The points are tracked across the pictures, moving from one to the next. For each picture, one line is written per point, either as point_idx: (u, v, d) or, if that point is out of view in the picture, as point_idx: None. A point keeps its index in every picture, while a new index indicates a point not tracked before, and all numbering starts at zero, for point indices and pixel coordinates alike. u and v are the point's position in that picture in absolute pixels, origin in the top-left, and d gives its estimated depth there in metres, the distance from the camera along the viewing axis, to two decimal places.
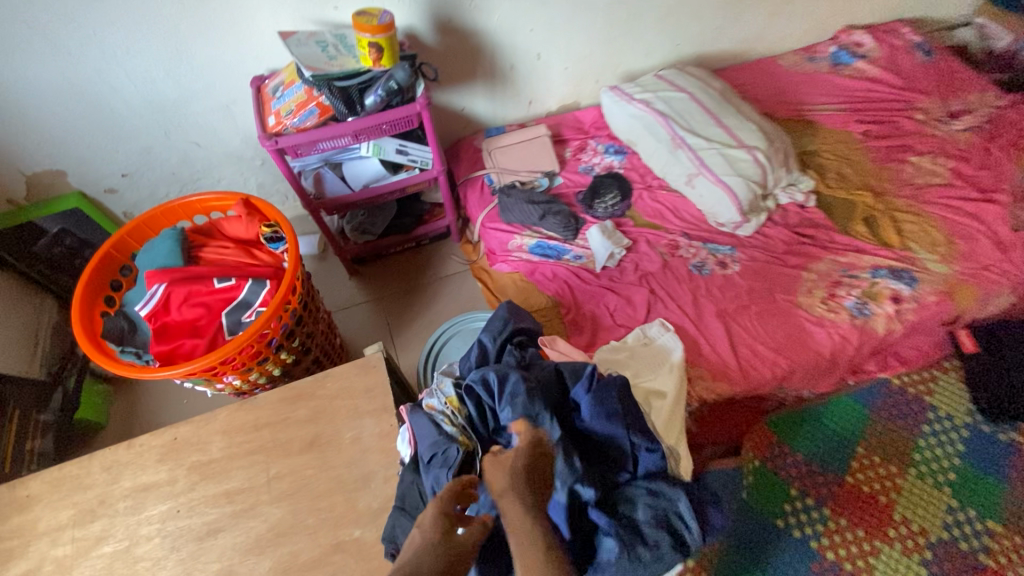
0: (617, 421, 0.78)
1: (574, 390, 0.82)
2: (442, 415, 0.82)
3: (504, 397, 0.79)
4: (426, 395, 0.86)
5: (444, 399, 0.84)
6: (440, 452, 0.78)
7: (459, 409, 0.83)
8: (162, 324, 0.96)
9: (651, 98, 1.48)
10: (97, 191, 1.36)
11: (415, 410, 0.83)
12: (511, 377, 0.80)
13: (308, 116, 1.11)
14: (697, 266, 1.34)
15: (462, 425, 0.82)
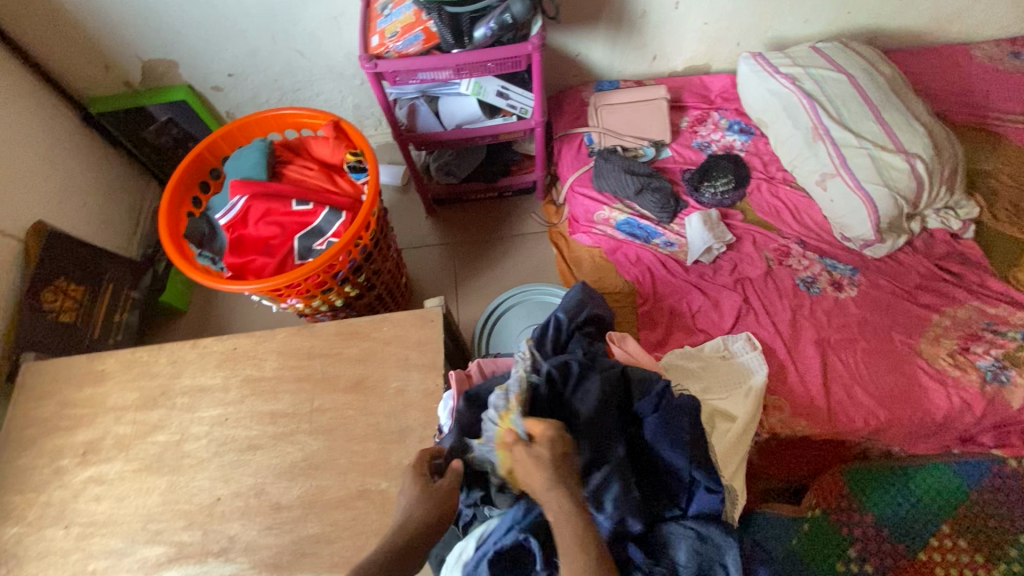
0: (680, 451, 0.72)
1: (639, 404, 0.75)
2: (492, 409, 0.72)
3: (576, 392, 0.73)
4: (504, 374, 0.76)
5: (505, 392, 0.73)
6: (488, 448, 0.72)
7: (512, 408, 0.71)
8: (238, 236, 0.96)
9: (800, 75, 1.26)
10: (204, 87, 1.37)
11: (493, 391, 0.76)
12: (590, 375, 0.74)
13: (412, 41, 1.03)
14: (806, 282, 1.17)
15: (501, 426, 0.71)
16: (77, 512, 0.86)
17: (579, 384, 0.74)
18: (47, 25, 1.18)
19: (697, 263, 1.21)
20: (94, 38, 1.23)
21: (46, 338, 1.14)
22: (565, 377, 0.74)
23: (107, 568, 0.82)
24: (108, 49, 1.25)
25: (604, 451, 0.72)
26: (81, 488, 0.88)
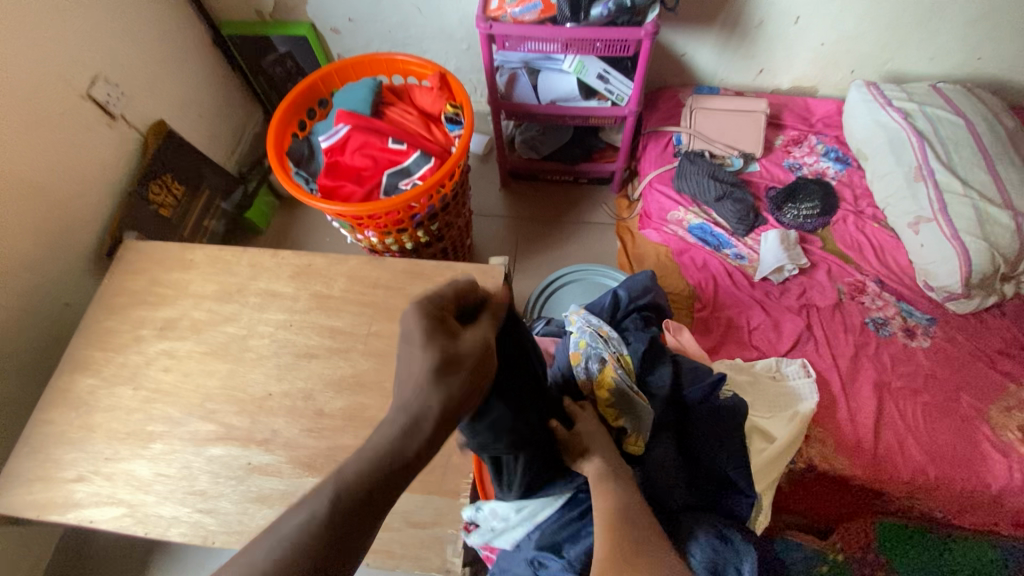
0: (728, 448, 0.74)
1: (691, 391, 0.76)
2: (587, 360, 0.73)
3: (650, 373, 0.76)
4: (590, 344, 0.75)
5: (578, 344, 0.75)
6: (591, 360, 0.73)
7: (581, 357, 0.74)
8: (334, 161, 1.02)
9: (913, 111, 1.21)
10: (325, 28, 1.45)
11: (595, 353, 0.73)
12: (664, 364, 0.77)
13: (530, 10, 1.07)
14: (876, 322, 1.12)
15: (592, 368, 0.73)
16: (146, 380, 0.94)
17: (653, 365, 0.77)
18: None
19: (765, 281, 1.18)
20: None
21: (143, 225, 1.25)
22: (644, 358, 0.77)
23: (163, 432, 0.90)
24: None
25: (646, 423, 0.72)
26: (151, 360, 0.96)
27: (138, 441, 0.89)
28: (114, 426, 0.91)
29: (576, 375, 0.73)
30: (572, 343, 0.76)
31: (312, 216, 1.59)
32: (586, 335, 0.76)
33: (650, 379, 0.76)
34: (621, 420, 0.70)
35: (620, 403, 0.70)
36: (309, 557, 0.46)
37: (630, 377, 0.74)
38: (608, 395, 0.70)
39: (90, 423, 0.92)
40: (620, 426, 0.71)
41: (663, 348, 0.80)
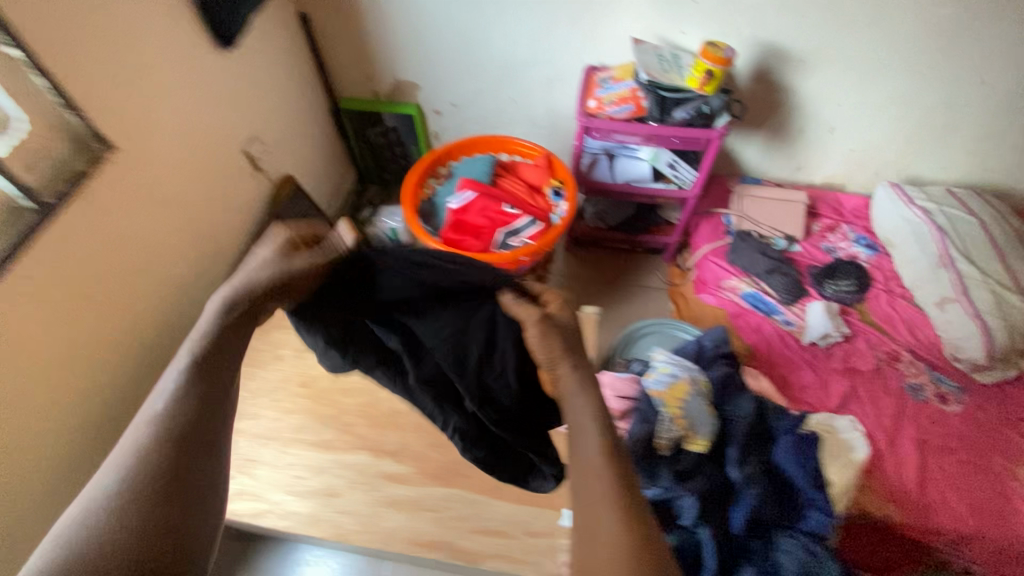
0: (809, 472, 0.83)
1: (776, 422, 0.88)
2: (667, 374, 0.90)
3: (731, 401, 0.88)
4: (672, 365, 0.92)
5: (661, 365, 0.92)
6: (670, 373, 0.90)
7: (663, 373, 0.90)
8: (457, 219, 1.22)
9: (933, 209, 1.43)
10: (428, 109, 1.71)
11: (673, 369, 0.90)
12: (745, 396, 0.89)
13: (623, 109, 1.30)
14: (912, 388, 1.28)
15: (670, 380, 0.88)
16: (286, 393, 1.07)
17: (734, 396, 0.89)
18: (344, 40, 1.56)
19: (813, 345, 1.35)
20: (370, 57, 1.59)
21: None
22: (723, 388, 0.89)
23: (299, 440, 1.01)
24: (375, 66, 1.61)
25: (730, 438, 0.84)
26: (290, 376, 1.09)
27: (279, 445, 1.00)
28: (254, 432, 1.02)
29: (651, 387, 0.90)
30: (654, 368, 0.94)
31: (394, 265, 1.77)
32: (670, 361, 0.93)
33: (731, 407, 0.88)
34: (685, 424, 0.82)
35: (687, 411, 0.84)
36: (146, 510, 0.55)
37: (706, 400, 0.87)
38: (678, 401, 0.84)
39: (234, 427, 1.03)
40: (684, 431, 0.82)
41: (743, 385, 0.91)
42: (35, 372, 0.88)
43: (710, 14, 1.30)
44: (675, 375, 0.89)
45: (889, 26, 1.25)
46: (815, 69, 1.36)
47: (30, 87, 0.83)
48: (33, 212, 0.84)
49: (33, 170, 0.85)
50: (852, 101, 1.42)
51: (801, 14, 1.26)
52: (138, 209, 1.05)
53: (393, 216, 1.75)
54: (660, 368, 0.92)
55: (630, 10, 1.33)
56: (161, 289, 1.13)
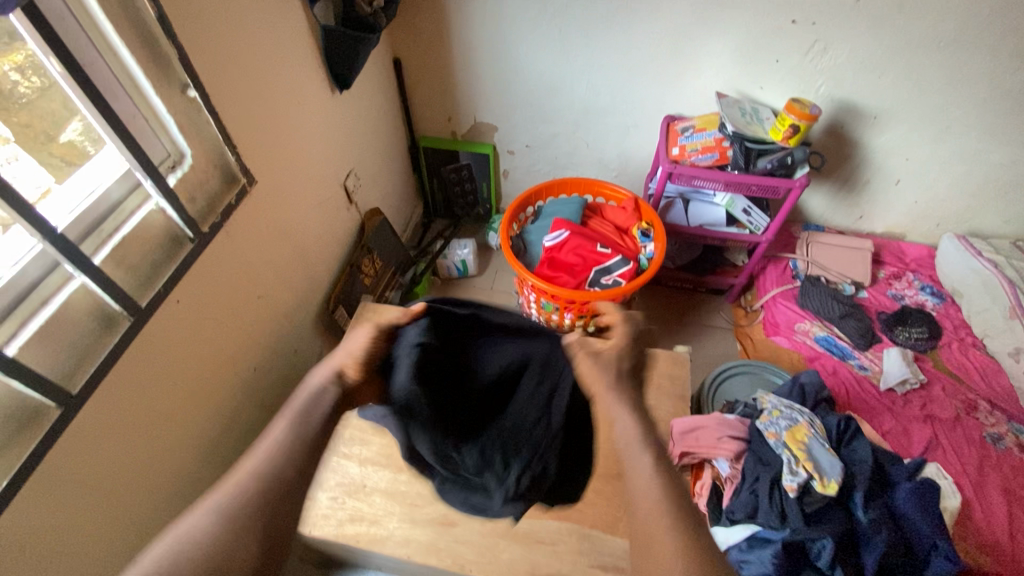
0: (931, 519, 0.85)
1: (894, 469, 0.90)
2: (784, 417, 0.94)
3: (848, 447, 0.91)
4: (787, 408, 0.96)
5: (773, 408, 0.97)
6: (786, 416, 0.94)
7: (778, 416, 0.95)
8: (551, 257, 1.27)
9: (1001, 262, 1.48)
10: (502, 149, 1.79)
11: (789, 413, 0.95)
12: (861, 440, 0.91)
13: (707, 158, 1.37)
14: (993, 437, 1.29)
15: (787, 423, 0.93)
16: None
17: (850, 440, 0.91)
18: (430, 83, 1.65)
19: (890, 391, 1.37)
20: (452, 100, 1.68)
21: (353, 290, 1.46)
22: (839, 433, 0.92)
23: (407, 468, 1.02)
24: (456, 108, 1.70)
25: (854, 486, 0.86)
26: None
27: (389, 473, 1.02)
28: (363, 458, 1.04)
29: (766, 430, 0.94)
30: (765, 412, 0.98)
31: (460, 296, 1.81)
32: (783, 404, 0.98)
33: (850, 452, 0.90)
34: (808, 465, 0.86)
35: (811, 453, 0.87)
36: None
37: (827, 442, 0.90)
38: (799, 443, 0.89)
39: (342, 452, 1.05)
40: (808, 472, 0.85)
41: (857, 429, 0.93)
42: (170, 392, 0.90)
43: (790, 72, 1.38)
44: (792, 419, 0.93)
45: (962, 88, 1.32)
46: (887, 125, 1.43)
47: (201, 124, 0.88)
48: (190, 240, 0.89)
49: (194, 201, 0.89)
50: (920, 156, 1.48)
51: (878, 74, 1.33)
52: (263, 238, 1.10)
53: (462, 248, 1.79)
54: (773, 411, 0.97)
55: (713, 67, 1.42)
56: (270, 315, 1.17)
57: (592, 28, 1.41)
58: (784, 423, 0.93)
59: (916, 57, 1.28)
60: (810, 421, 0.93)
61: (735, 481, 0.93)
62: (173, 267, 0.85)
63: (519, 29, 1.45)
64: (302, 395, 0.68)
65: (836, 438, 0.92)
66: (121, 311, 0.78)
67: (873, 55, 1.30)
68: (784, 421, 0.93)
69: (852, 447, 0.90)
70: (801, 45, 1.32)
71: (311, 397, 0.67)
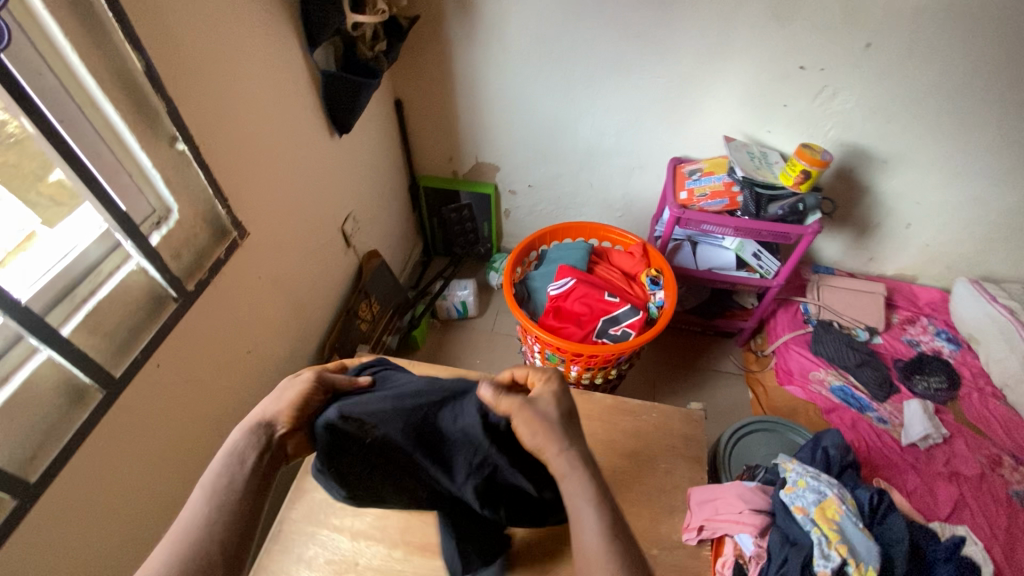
0: None
1: (931, 547, 0.84)
2: (811, 488, 0.88)
3: (881, 523, 0.85)
4: (812, 477, 0.91)
5: (797, 477, 0.91)
6: (814, 487, 0.88)
7: (804, 486, 0.89)
8: (556, 306, 1.22)
9: (1016, 307, 1.42)
10: (503, 189, 1.76)
11: (816, 483, 0.89)
12: (894, 515, 0.86)
13: (717, 203, 1.34)
14: (1021, 496, 1.21)
15: (815, 496, 0.86)
16: None
17: (883, 516, 0.86)
18: (432, 124, 1.62)
19: (913, 445, 1.30)
20: (454, 140, 1.65)
21: (349, 337, 1.40)
22: (870, 507, 0.87)
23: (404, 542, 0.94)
24: (457, 148, 1.67)
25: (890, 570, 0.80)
26: None
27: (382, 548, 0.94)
28: (357, 529, 0.96)
29: (792, 503, 0.87)
30: (789, 481, 0.91)
31: (460, 339, 1.75)
32: (807, 472, 0.92)
33: (883, 529, 0.84)
34: (843, 548, 0.80)
35: (843, 533, 0.82)
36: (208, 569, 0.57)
37: (858, 519, 0.85)
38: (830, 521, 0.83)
39: (333, 523, 0.97)
40: (843, 556, 0.80)
41: (890, 503, 0.88)
42: (146, 463, 0.83)
43: (798, 117, 1.36)
44: (820, 492, 0.87)
45: (975, 134, 1.29)
46: (898, 169, 1.40)
47: (189, 178, 0.83)
48: (173, 299, 0.82)
49: (179, 258, 0.83)
50: (931, 200, 1.44)
51: (888, 120, 1.31)
52: (254, 290, 1.04)
53: (462, 289, 1.76)
54: (798, 480, 0.90)
55: (718, 112, 1.40)
56: (260, 370, 1.11)
57: (596, 72, 1.39)
58: (812, 496, 0.87)
59: (928, 103, 1.26)
60: (838, 494, 0.88)
61: (761, 561, 0.86)
62: (154, 330, 0.79)
63: (523, 72, 1.43)
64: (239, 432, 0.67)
65: (868, 512, 0.86)
66: (92, 384, 0.71)
67: (883, 101, 1.27)
68: (812, 494, 0.87)
69: (885, 524, 0.85)
70: (810, 91, 1.30)
71: (235, 453, 0.64)
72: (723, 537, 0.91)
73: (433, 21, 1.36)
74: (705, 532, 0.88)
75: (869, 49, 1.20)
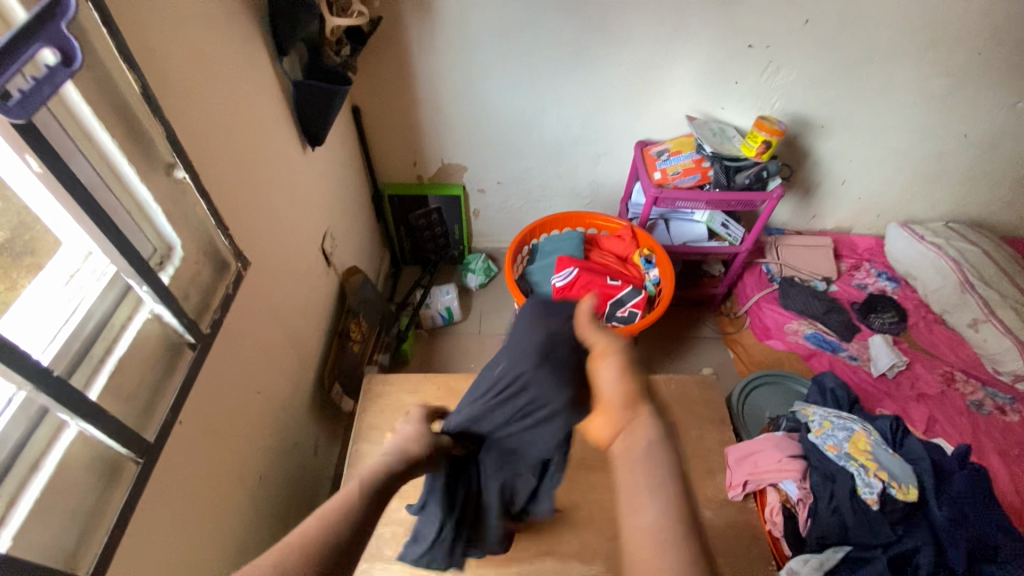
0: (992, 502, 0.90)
1: (946, 460, 0.95)
2: (840, 427, 0.97)
3: (903, 447, 0.96)
4: (837, 417, 0.99)
5: (822, 419, 1.00)
6: (842, 426, 0.97)
7: (832, 427, 0.98)
8: (563, 297, 1.25)
9: (943, 243, 1.64)
10: (472, 189, 1.74)
11: (842, 421, 0.98)
12: (910, 437, 0.97)
13: (690, 179, 1.41)
14: (975, 404, 1.41)
15: (845, 433, 0.96)
16: None
17: (902, 441, 0.97)
18: (393, 129, 1.57)
19: (883, 376, 1.46)
20: (417, 144, 1.61)
21: (345, 360, 1.33)
22: (891, 434, 0.98)
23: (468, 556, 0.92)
24: (422, 152, 1.63)
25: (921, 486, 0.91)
26: None
27: (446, 569, 0.90)
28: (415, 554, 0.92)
29: (825, 443, 0.96)
30: (815, 425, 1.00)
31: (449, 346, 1.72)
32: (830, 414, 1.01)
33: (904, 451, 0.95)
34: (882, 472, 0.90)
35: (878, 461, 0.91)
36: None
37: (885, 445, 0.95)
38: (865, 452, 0.92)
39: (387, 554, 0.92)
40: (884, 480, 0.89)
41: (904, 428, 0.99)
42: (182, 531, 0.74)
43: (748, 93, 1.46)
44: (849, 429, 0.96)
45: (894, 95, 1.46)
46: (834, 133, 1.55)
47: (188, 208, 0.74)
48: (190, 347, 0.73)
49: (189, 299, 0.75)
50: (861, 158, 1.61)
51: (824, 89, 1.45)
52: (257, 325, 0.96)
53: (445, 294, 1.74)
54: (824, 423, 0.99)
55: (677, 94, 1.47)
56: (269, 410, 1.02)
57: (560, 67, 1.41)
58: (843, 434, 0.96)
59: (856, 71, 1.41)
60: (862, 427, 0.97)
61: (808, 502, 0.93)
62: (177, 383, 0.70)
63: (487, 69, 1.42)
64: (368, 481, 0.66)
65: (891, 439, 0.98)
66: (129, 454, 0.63)
67: (820, 72, 1.41)
68: (842, 432, 0.96)
69: (906, 447, 0.96)
70: (757, 67, 1.40)
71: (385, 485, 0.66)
72: (767, 488, 0.96)
73: (391, 22, 1.31)
74: (750, 485, 0.94)
75: (807, 25, 1.31)
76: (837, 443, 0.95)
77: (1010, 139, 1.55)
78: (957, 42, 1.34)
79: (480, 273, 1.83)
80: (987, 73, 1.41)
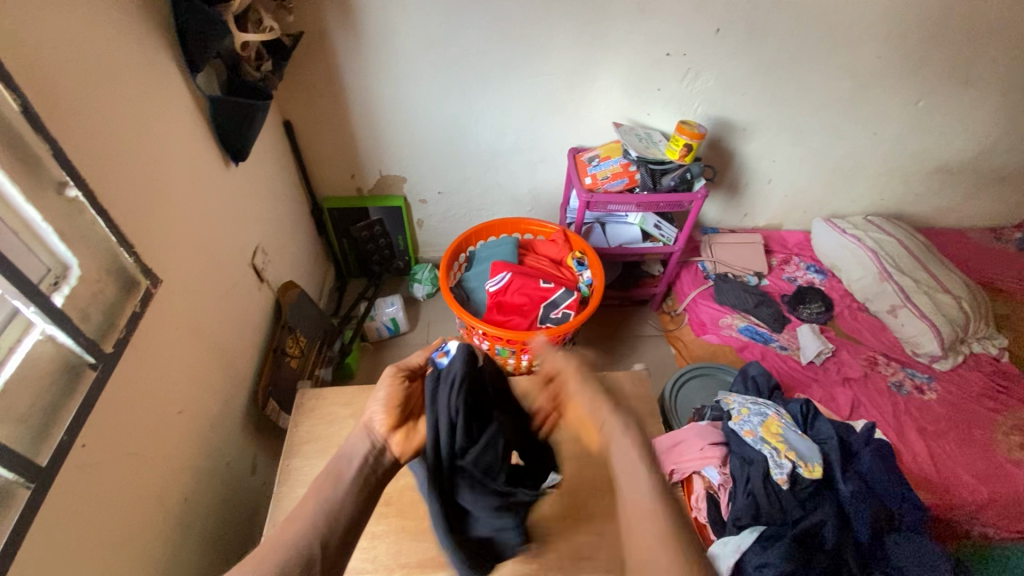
0: (892, 472, 0.99)
1: (854, 436, 1.04)
2: (755, 413, 1.04)
3: (813, 428, 1.06)
4: (755, 404, 1.07)
5: (739, 407, 1.07)
6: (757, 413, 1.04)
7: (747, 414, 1.04)
8: (499, 301, 1.27)
9: (862, 235, 1.74)
10: (413, 200, 1.75)
11: (758, 409, 1.05)
12: (820, 417, 1.07)
13: (619, 182, 1.47)
14: (896, 385, 1.49)
15: (759, 420, 1.02)
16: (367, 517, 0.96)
17: (812, 423, 1.07)
18: (328, 143, 1.57)
19: (811, 363, 1.54)
20: (354, 157, 1.61)
21: (280, 376, 1.31)
22: (802, 417, 1.08)
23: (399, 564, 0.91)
24: (360, 164, 1.63)
25: (829, 464, 1.00)
26: None
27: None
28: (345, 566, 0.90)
29: (742, 429, 1.02)
30: (735, 411, 1.06)
31: (396, 356, 1.71)
32: (747, 402, 1.08)
33: (814, 432, 1.05)
34: (790, 453, 0.97)
35: (787, 443, 0.98)
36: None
37: (795, 428, 1.03)
38: (777, 435, 1.00)
39: None
40: (791, 458, 0.96)
41: (815, 412, 1.08)
42: (86, 557, 0.71)
43: (671, 98, 1.52)
44: (763, 415, 1.03)
45: (807, 98, 1.55)
46: (755, 134, 1.63)
47: (85, 227, 0.73)
48: (91, 367, 0.72)
49: (88, 318, 0.73)
50: (783, 157, 1.70)
51: (742, 93, 1.52)
52: (176, 342, 0.94)
53: (389, 305, 1.73)
54: (740, 411, 1.06)
55: (604, 102, 1.52)
56: (194, 430, 0.99)
57: (488, 79, 1.45)
58: (758, 419, 1.02)
59: (769, 75, 1.48)
60: (775, 412, 1.05)
61: (728, 486, 0.99)
62: (74, 406, 0.68)
63: (418, 80, 1.44)
64: (346, 466, 0.67)
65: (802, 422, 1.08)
66: (18, 480, 0.61)
67: (736, 78, 1.48)
68: (757, 417, 1.03)
69: (815, 428, 1.06)
70: (677, 74, 1.47)
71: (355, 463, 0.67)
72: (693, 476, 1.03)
73: (316, 37, 1.32)
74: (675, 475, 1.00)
75: (719, 33, 1.39)
76: (751, 429, 1.01)
77: (914, 136, 1.66)
78: (857, 47, 1.44)
79: (426, 282, 1.83)
80: (887, 77, 1.51)
